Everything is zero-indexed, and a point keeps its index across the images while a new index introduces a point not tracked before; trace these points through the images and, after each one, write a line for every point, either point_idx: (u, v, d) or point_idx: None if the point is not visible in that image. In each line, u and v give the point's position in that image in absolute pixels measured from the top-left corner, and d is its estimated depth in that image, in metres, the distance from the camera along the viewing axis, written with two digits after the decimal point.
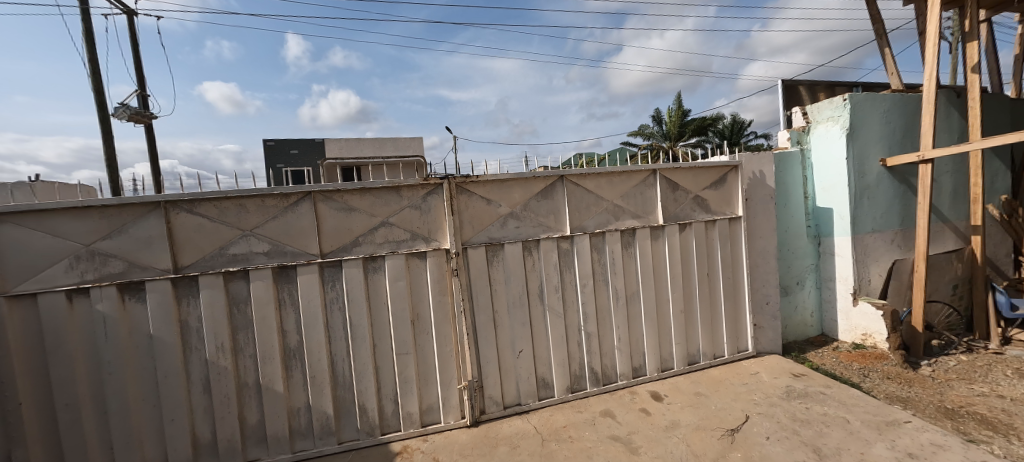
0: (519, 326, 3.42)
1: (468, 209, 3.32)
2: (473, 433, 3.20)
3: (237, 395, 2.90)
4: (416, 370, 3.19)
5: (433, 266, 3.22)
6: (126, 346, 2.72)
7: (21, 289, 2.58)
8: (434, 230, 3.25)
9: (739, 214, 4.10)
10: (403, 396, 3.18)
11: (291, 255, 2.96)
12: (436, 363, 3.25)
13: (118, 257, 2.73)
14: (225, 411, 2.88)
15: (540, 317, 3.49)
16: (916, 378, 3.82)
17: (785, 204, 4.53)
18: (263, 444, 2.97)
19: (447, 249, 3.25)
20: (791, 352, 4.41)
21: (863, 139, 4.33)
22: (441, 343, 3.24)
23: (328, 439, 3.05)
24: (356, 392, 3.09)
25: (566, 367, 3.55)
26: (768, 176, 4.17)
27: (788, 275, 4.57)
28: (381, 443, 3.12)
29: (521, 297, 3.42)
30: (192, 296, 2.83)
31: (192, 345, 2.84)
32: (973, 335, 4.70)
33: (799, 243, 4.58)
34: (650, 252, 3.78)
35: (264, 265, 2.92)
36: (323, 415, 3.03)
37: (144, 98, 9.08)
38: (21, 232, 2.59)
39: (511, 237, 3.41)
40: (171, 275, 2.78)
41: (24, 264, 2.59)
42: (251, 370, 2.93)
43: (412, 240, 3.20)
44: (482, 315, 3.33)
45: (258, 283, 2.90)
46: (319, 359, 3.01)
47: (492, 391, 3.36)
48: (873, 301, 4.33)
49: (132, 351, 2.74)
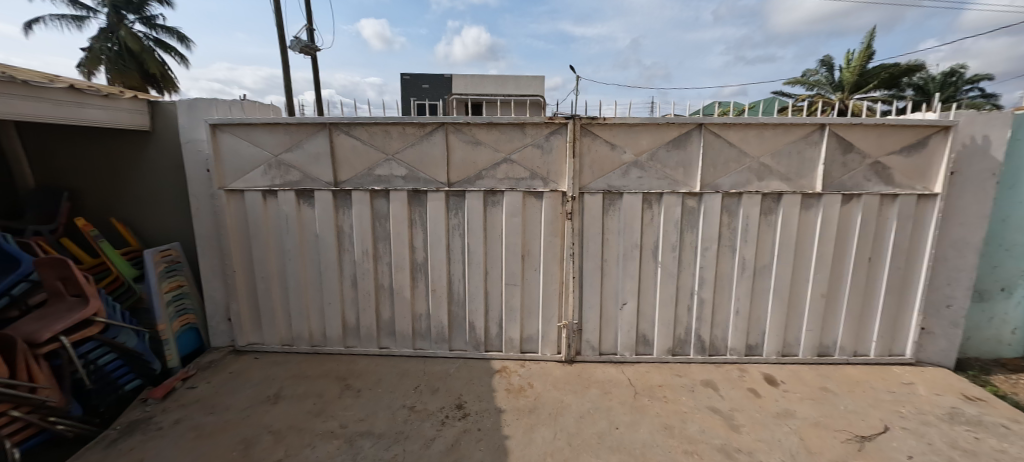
0: (756, 295, 2.68)
1: (879, 135, 2.50)
2: (567, 371, 2.67)
3: (375, 293, 2.80)
4: (812, 326, 2.71)
5: (860, 210, 2.55)
6: (299, 240, 2.76)
7: (233, 186, 2.75)
8: (809, 170, 2.53)
9: (936, 191, 2.53)
10: (507, 321, 2.76)
11: (536, 183, 2.60)
12: (839, 328, 2.71)
13: (297, 168, 2.70)
14: (365, 303, 2.81)
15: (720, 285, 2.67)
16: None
17: (1016, 183, 2.73)
18: (393, 337, 2.85)
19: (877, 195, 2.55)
20: (967, 369, 2.85)
21: None
22: (852, 304, 2.67)
23: (442, 345, 2.82)
24: (468, 308, 2.76)
25: (743, 338, 2.73)
26: (1002, 143, 2.46)
27: (986, 275, 2.84)
28: (485, 359, 2.79)
29: (671, 248, 2.62)
30: (501, 201, 2.62)
31: (418, 244, 2.71)
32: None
33: (1019, 237, 2.78)
34: (972, 225, 2.57)
35: (637, 191, 2.56)
36: (473, 327, 2.78)
37: (311, 31, 9.19)
38: (234, 140, 2.72)
39: (732, 185, 2.54)
40: (331, 188, 2.68)
41: (238, 165, 2.74)
42: (386, 274, 2.77)
43: (762, 180, 2.53)
44: (605, 262, 2.66)
45: (397, 203, 2.65)
46: (442, 275, 2.72)
47: (904, 376, 2.61)
48: None
49: (303, 248, 2.78)
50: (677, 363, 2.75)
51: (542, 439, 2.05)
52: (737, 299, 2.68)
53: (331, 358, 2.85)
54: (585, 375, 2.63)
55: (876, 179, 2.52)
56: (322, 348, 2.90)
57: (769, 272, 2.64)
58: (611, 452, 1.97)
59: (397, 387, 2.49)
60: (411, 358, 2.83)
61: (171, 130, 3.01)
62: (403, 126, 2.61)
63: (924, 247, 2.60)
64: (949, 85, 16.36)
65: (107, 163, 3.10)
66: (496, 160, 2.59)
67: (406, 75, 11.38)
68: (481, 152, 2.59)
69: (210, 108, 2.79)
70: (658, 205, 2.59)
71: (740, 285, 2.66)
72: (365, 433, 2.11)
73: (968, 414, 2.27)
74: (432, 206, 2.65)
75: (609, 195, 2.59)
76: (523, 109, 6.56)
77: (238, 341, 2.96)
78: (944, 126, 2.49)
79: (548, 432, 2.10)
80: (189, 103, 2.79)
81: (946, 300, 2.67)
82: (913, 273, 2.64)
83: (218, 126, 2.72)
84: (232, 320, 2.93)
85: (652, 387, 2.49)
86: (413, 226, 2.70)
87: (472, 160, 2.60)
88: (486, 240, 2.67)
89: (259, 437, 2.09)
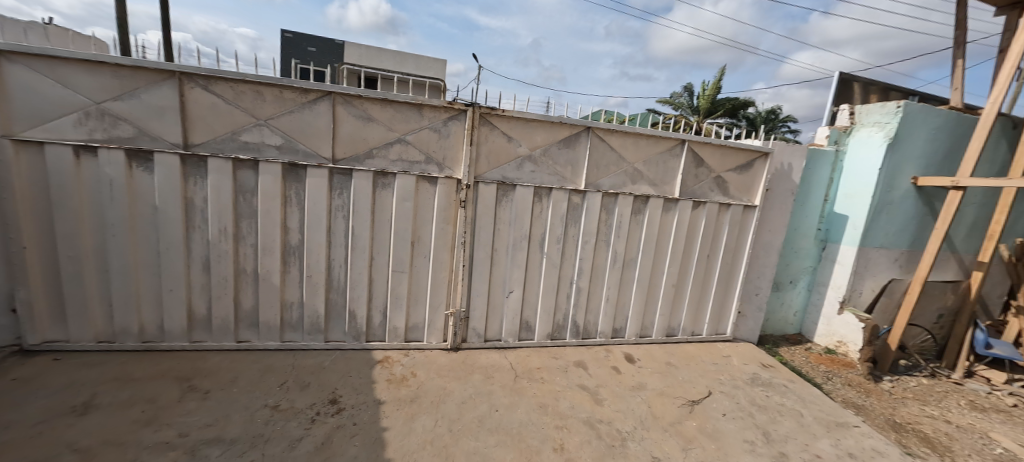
0: (623, 285, 3.03)
1: (721, 154, 3.01)
2: (452, 358, 2.68)
3: (235, 279, 2.43)
4: (664, 311, 3.17)
5: (705, 215, 3.05)
6: (129, 213, 2.25)
7: (28, 135, 2.10)
8: (670, 178, 2.94)
9: (755, 203, 3.16)
10: (392, 309, 2.65)
11: (430, 168, 2.53)
12: (683, 313, 3.23)
13: (130, 122, 2.18)
14: (220, 290, 2.42)
15: (595, 276, 2.95)
16: (874, 390, 3.10)
17: (805, 202, 3.56)
18: (257, 329, 2.52)
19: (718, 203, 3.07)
20: (765, 343, 3.65)
21: (905, 149, 3.29)
22: (693, 293, 3.20)
23: (316, 336, 2.59)
24: (349, 296, 2.58)
25: (611, 323, 3.07)
26: (799, 170, 3.18)
27: (783, 271, 3.66)
28: (366, 350, 2.65)
29: (556, 240, 2.81)
30: (392, 184, 2.49)
31: (292, 225, 2.43)
32: (939, 364, 3.69)
33: (804, 243, 3.64)
34: (777, 232, 3.28)
35: (528, 184, 2.68)
36: (353, 316, 2.61)
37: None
38: (29, 76, 2.07)
39: (610, 186, 2.81)
40: (178, 151, 2.23)
41: (34, 110, 2.10)
42: (249, 258, 2.42)
43: (634, 184, 2.86)
44: (494, 252, 2.73)
45: (267, 177, 2.33)
46: (320, 260, 2.49)
47: (725, 352, 3.23)
48: (863, 313, 3.47)
49: (134, 222, 2.27)
50: (555, 347, 2.98)
51: (422, 427, 2.03)
52: (608, 289, 2.99)
53: (171, 355, 2.40)
54: (469, 361, 2.67)
55: (717, 190, 3.04)
56: (159, 343, 2.42)
57: (634, 265, 3.01)
58: (490, 434, 2.05)
59: (258, 385, 2.21)
60: (277, 351, 2.53)
61: None
62: (279, 89, 2.29)
63: (745, 248, 3.23)
64: (769, 120, 20.57)
65: None
66: (388, 140, 2.44)
67: (287, 34, 10.00)
68: (372, 129, 2.42)
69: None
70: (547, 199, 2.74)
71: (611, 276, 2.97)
72: (212, 439, 1.83)
73: (763, 379, 2.91)
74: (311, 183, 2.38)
75: (502, 186, 2.65)
76: (421, 91, 6.30)
77: (28, 338, 2.30)
78: (765, 152, 3.12)
79: (429, 420, 2.09)
80: None
81: (756, 291, 3.37)
82: (736, 269, 3.26)
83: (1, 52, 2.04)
84: (18, 312, 2.26)
85: (531, 370, 2.65)
86: (287, 205, 2.40)
87: (361, 137, 2.41)
88: (373, 224, 2.51)
89: (57, 457, 1.66)
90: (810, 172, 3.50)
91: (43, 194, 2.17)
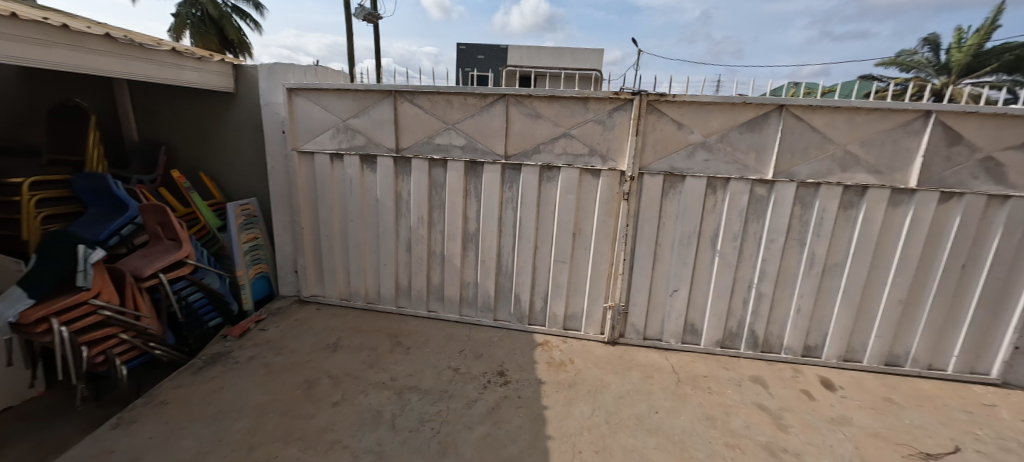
0: (823, 294, 2.49)
1: (998, 127, 2.17)
2: (609, 351, 2.67)
3: (428, 259, 2.92)
4: (885, 333, 2.49)
5: (961, 211, 2.26)
6: (360, 203, 2.92)
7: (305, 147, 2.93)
8: (903, 163, 2.26)
9: None
10: (552, 297, 2.78)
11: (594, 160, 2.53)
12: (917, 338, 2.47)
13: (363, 133, 2.82)
14: (417, 267, 2.94)
15: (783, 281, 2.51)
16: None
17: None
18: (442, 302, 2.98)
19: (988, 195, 2.23)
20: None
21: None
22: (937, 314, 2.41)
23: (487, 314, 2.91)
24: (515, 281, 2.81)
25: (802, 337, 2.57)
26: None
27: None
28: (527, 332, 2.85)
29: (732, 237, 2.49)
30: (556, 177, 2.59)
31: (471, 215, 2.77)
32: None
33: None
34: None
35: (700, 174, 2.43)
36: (518, 300, 2.84)
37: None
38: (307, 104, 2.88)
39: (809, 174, 2.33)
40: (392, 154, 2.78)
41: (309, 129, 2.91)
42: (438, 242, 2.87)
43: (845, 171, 2.31)
44: (658, 246, 2.58)
45: (453, 173, 2.71)
46: (491, 247, 2.78)
47: (989, 399, 2.35)
48: None
49: (363, 210, 2.94)
50: (726, 356, 2.66)
51: (580, 414, 2.09)
52: (800, 297, 2.51)
53: (384, 316, 3.05)
54: (627, 357, 2.61)
55: (986, 176, 2.21)
56: (376, 305, 3.10)
57: (841, 271, 2.44)
58: (649, 435, 1.97)
59: (443, 349, 2.62)
60: (457, 323, 2.95)
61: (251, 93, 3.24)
62: (464, 97, 2.63)
63: None
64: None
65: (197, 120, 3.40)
66: (554, 135, 2.55)
67: (463, 46, 11.31)
68: (540, 126, 2.56)
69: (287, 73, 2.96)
70: (722, 191, 2.44)
71: (806, 282, 2.48)
72: (412, 387, 2.26)
73: None
74: (487, 178, 2.67)
75: (670, 177, 2.48)
76: (581, 84, 6.35)
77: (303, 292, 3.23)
78: None
79: (586, 408, 2.13)
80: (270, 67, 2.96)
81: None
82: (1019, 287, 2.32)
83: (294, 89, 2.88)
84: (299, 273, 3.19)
85: (697, 377, 2.43)
86: (468, 197, 2.75)
87: (530, 134, 2.58)
88: (537, 215, 2.67)
89: (320, 379, 2.30)
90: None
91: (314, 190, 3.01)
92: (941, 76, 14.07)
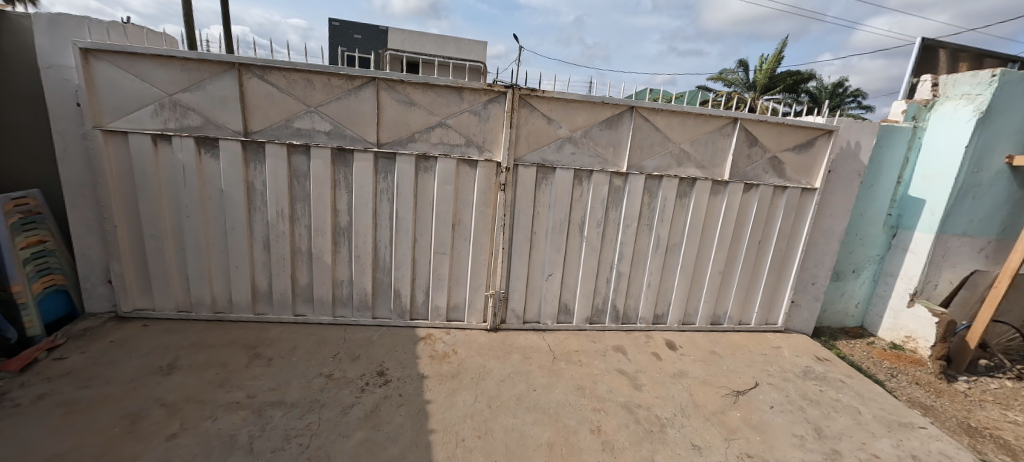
0: (666, 270, 2.95)
1: (778, 133, 2.81)
2: (492, 338, 2.75)
3: (291, 258, 2.61)
4: (709, 298, 3.06)
5: (756, 198, 2.88)
6: (200, 196, 2.46)
7: (113, 126, 2.34)
8: (719, 160, 2.79)
9: (816, 186, 2.93)
10: (434, 289, 2.74)
11: (470, 151, 2.55)
12: (730, 300, 3.10)
13: (198, 112, 2.36)
14: (279, 268, 2.61)
15: (637, 261, 2.89)
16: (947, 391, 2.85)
17: (874, 184, 3.26)
18: (311, 304, 2.71)
19: (773, 186, 2.88)
20: (820, 335, 3.43)
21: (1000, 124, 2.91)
22: (742, 280, 3.05)
23: (364, 312, 2.74)
24: (394, 276, 2.69)
25: (652, 308, 3.00)
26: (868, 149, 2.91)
27: (844, 260, 3.40)
28: (410, 327, 2.77)
29: (596, 224, 2.76)
30: (434, 168, 2.54)
31: (342, 207, 2.56)
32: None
33: (871, 229, 3.35)
34: (840, 217, 3.04)
35: (568, 167, 2.64)
36: (398, 295, 2.73)
37: None
38: (114, 71, 2.29)
39: (654, 168, 2.71)
40: (240, 138, 2.39)
41: (119, 103, 2.33)
42: (304, 238, 2.59)
43: (680, 166, 2.74)
44: (534, 235, 2.74)
45: (318, 161, 2.45)
46: (366, 241, 2.61)
47: (775, 342, 3.08)
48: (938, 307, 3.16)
49: (204, 204, 2.48)
50: (594, 330, 2.97)
51: (463, 402, 2.11)
52: (649, 274, 2.92)
53: (239, 325, 2.64)
54: (508, 342, 2.73)
55: (772, 171, 2.85)
56: (228, 314, 2.67)
57: (678, 250, 2.91)
58: (528, 412, 2.10)
59: (314, 355, 2.39)
60: (330, 326, 2.71)
61: (21, 50, 2.44)
62: (327, 77, 2.38)
63: (802, 234, 3.03)
64: (834, 95, 18.92)
65: None
66: (430, 124, 2.49)
67: (333, 22, 10.33)
68: (415, 113, 2.47)
69: (79, 28, 2.30)
70: (587, 183, 2.69)
71: (653, 261, 2.90)
72: (276, 402, 2.01)
73: (816, 372, 2.75)
74: (359, 167, 2.49)
75: (542, 169, 2.64)
76: (462, 74, 6.36)
77: (122, 306, 2.60)
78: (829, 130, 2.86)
79: (469, 396, 2.17)
80: (51, 18, 2.27)
81: (812, 280, 3.16)
82: (791, 256, 3.07)
83: (92, 51, 2.27)
84: (114, 283, 2.56)
85: (570, 352, 2.66)
86: (337, 188, 2.53)
87: (404, 122, 2.47)
88: (415, 207, 2.59)
89: (149, 410, 1.89)
90: (879, 151, 3.20)
91: (131, 179, 2.43)
92: (746, 91, 17.73)
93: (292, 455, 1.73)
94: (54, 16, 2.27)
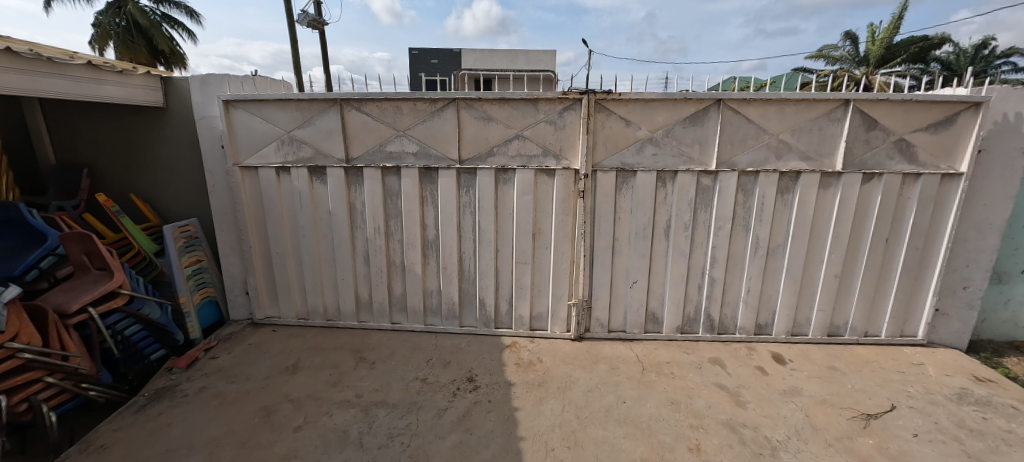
0: (768, 275, 2.66)
1: (905, 112, 2.40)
2: (576, 347, 2.71)
3: (387, 270, 2.85)
4: (824, 306, 2.69)
5: (880, 190, 2.48)
6: (313, 217, 2.80)
7: (247, 162, 2.78)
8: (829, 148, 2.46)
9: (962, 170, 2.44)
10: (517, 298, 2.79)
11: (547, 160, 2.57)
12: (852, 308, 2.69)
13: (310, 145, 2.71)
14: (377, 279, 2.86)
15: (732, 265, 2.66)
16: None
17: None
18: (405, 313, 2.92)
19: (902, 173, 2.46)
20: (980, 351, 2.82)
21: None
22: (866, 285, 2.64)
23: (452, 321, 2.88)
24: (479, 285, 2.80)
25: (753, 317, 2.73)
26: None
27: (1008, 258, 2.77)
28: (495, 335, 2.85)
29: (683, 227, 2.60)
30: (512, 179, 2.61)
31: (429, 222, 2.73)
32: None
33: None
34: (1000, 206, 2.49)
35: (650, 169, 2.53)
36: (483, 304, 2.83)
37: (320, 4, 9.06)
38: (247, 117, 2.73)
39: (748, 163, 2.48)
40: (343, 165, 2.69)
41: (251, 143, 2.76)
42: (398, 251, 2.81)
43: (780, 159, 2.47)
44: (616, 241, 2.66)
45: (408, 180, 2.66)
46: (452, 252, 2.75)
47: (916, 358, 2.59)
48: None
49: (316, 224, 2.82)
50: (686, 341, 2.77)
51: (551, 411, 2.11)
52: (748, 279, 2.66)
53: (346, 332, 2.94)
54: (593, 351, 2.67)
55: (899, 157, 2.44)
56: (337, 322, 2.99)
57: (782, 252, 2.61)
58: (618, 425, 2.02)
59: (410, 361, 2.56)
60: (422, 333, 2.89)
61: (183, 107, 3.03)
62: (414, 103, 2.59)
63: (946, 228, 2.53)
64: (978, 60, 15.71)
65: (124, 139, 3.14)
66: (507, 137, 2.56)
67: (415, 51, 11.20)
68: (493, 129, 2.57)
69: (222, 84, 2.79)
70: (672, 184, 2.55)
71: (752, 265, 2.64)
72: (379, 402, 2.19)
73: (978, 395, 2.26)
74: (444, 183, 2.65)
75: (622, 173, 2.56)
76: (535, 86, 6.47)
77: (256, 314, 3.05)
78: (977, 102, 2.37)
79: (557, 405, 2.16)
80: (203, 78, 2.78)
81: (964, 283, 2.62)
82: (931, 255, 2.58)
83: (231, 102, 2.73)
84: (250, 295, 3.02)
85: (660, 364, 2.52)
86: (425, 204, 2.71)
87: (483, 137, 2.58)
88: (496, 218, 2.67)
89: (279, 404, 2.18)
90: None
91: (261, 206, 2.86)
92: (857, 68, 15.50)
93: (394, 452, 1.88)
94: (204, 77, 2.78)
